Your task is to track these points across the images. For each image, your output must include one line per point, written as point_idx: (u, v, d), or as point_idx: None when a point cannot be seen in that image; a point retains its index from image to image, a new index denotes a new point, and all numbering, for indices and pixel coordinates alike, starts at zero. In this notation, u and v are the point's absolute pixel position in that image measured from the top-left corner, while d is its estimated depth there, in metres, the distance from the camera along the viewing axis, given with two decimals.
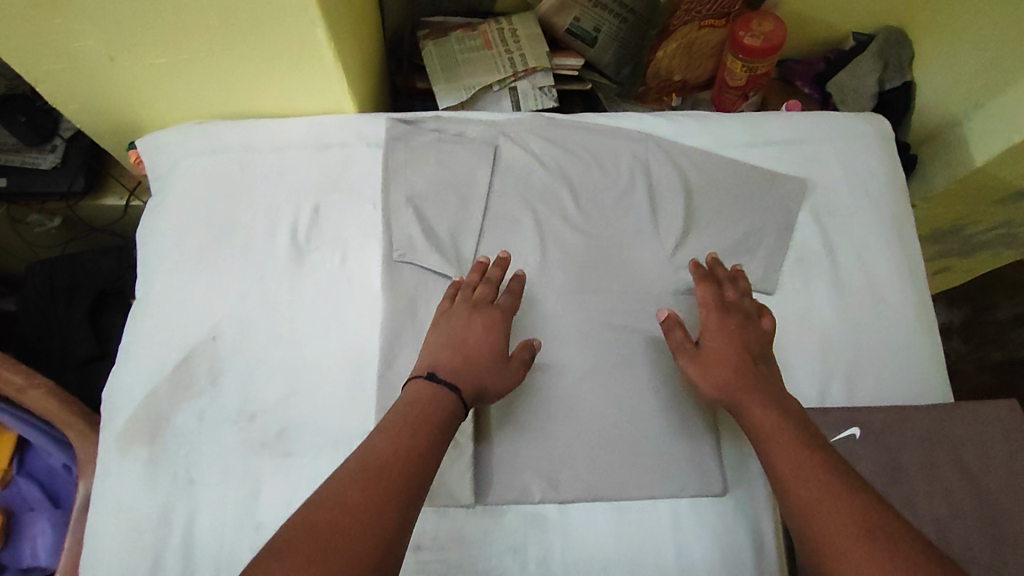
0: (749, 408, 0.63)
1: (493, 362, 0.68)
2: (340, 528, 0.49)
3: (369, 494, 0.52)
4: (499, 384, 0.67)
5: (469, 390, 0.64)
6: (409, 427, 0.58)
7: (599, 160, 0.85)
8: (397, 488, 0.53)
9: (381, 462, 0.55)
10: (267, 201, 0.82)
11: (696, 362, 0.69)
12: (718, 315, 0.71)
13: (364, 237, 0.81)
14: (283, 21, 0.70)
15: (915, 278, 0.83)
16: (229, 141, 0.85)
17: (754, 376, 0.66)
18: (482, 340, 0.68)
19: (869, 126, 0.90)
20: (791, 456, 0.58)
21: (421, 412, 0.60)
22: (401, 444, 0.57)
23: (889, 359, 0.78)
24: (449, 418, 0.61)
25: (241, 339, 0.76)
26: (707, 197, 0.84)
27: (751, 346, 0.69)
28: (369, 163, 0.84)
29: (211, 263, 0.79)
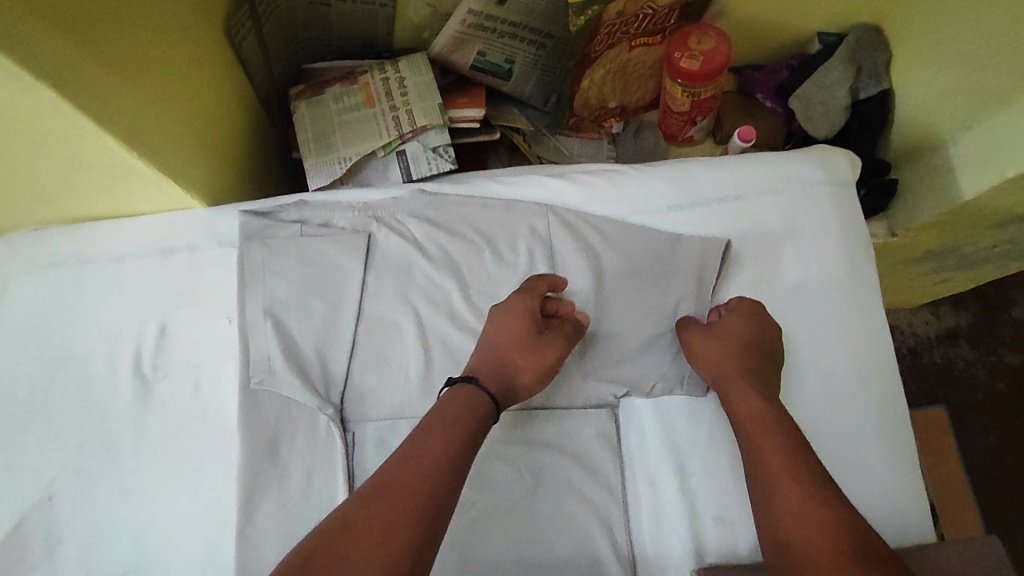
0: (747, 416, 0.59)
1: (515, 342, 0.63)
2: (359, 551, 0.44)
3: (391, 513, 0.46)
4: (529, 365, 0.62)
5: (491, 379, 0.60)
6: (440, 435, 0.53)
7: (491, 244, 0.72)
8: (418, 507, 0.47)
9: (392, 469, 0.50)
10: (107, 323, 0.70)
11: (701, 351, 0.65)
12: (738, 313, 0.66)
13: (220, 359, 0.69)
14: (60, 136, 0.56)
15: (884, 361, 0.68)
16: (60, 254, 0.72)
17: (758, 368, 0.63)
18: (505, 327, 0.64)
19: (825, 171, 0.73)
20: (784, 455, 0.55)
21: (449, 415, 0.55)
22: (429, 455, 0.51)
23: (850, 471, 0.64)
24: (474, 410, 0.56)
25: (82, 497, 0.66)
26: (621, 285, 0.70)
27: (763, 347, 0.64)
28: (223, 267, 0.72)
29: (45, 407, 0.68)
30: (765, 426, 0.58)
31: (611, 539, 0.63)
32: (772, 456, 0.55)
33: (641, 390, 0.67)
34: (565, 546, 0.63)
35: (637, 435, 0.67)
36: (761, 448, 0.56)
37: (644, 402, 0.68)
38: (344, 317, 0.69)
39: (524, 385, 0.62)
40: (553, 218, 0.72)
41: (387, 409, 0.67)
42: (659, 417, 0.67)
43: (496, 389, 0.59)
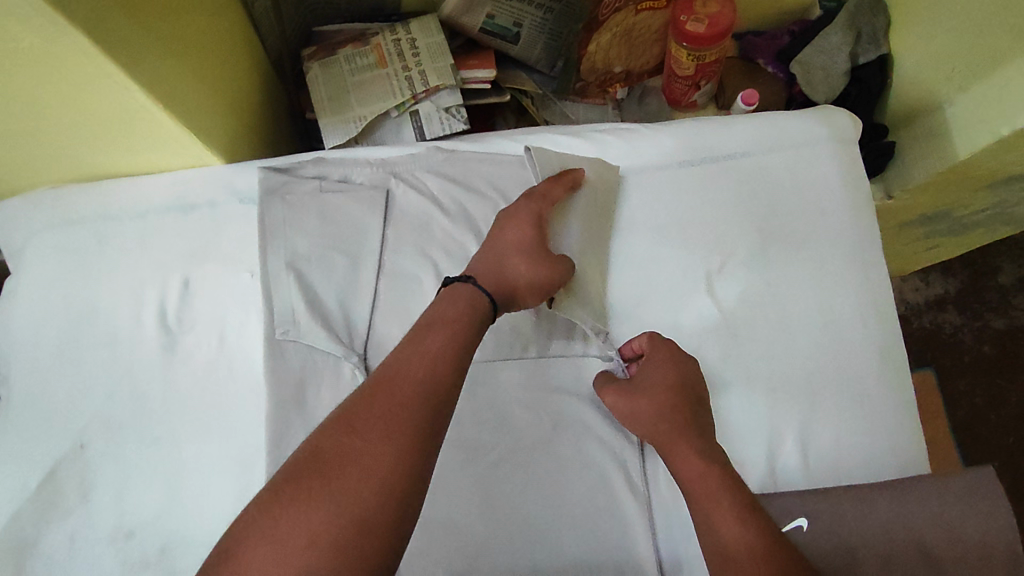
0: (683, 463, 0.59)
1: (514, 255, 0.64)
2: (358, 446, 0.47)
3: (387, 411, 0.49)
4: (530, 274, 0.63)
5: (492, 281, 0.62)
6: (436, 338, 0.55)
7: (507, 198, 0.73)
8: (413, 404, 0.50)
9: (395, 369, 0.52)
10: (130, 278, 0.72)
11: (627, 408, 0.64)
12: (657, 359, 0.66)
13: (243, 312, 0.71)
14: (88, 90, 0.57)
15: (882, 310, 0.71)
16: (80, 211, 0.73)
17: (689, 426, 0.62)
18: (511, 235, 0.65)
19: (831, 130, 0.75)
20: (731, 523, 0.54)
21: (442, 316, 0.57)
22: (424, 354, 0.53)
23: (851, 412, 0.68)
24: (473, 308, 0.58)
25: (112, 444, 0.68)
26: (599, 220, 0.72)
27: (688, 388, 0.64)
28: (243, 223, 0.73)
29: (72, 358, 0.70)
30: (702, 468, 0.58)
31: (625, 476, 0.67)
32: (714, 500, 0.56)
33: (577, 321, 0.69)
34: (583, 485, 0.66)
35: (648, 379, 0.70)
36: (702, 489, 0.57)
37: None
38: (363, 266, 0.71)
39: (521, 294, 0.63)
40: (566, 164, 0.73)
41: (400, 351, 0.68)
42: None
43: (496, 290, 0.61)
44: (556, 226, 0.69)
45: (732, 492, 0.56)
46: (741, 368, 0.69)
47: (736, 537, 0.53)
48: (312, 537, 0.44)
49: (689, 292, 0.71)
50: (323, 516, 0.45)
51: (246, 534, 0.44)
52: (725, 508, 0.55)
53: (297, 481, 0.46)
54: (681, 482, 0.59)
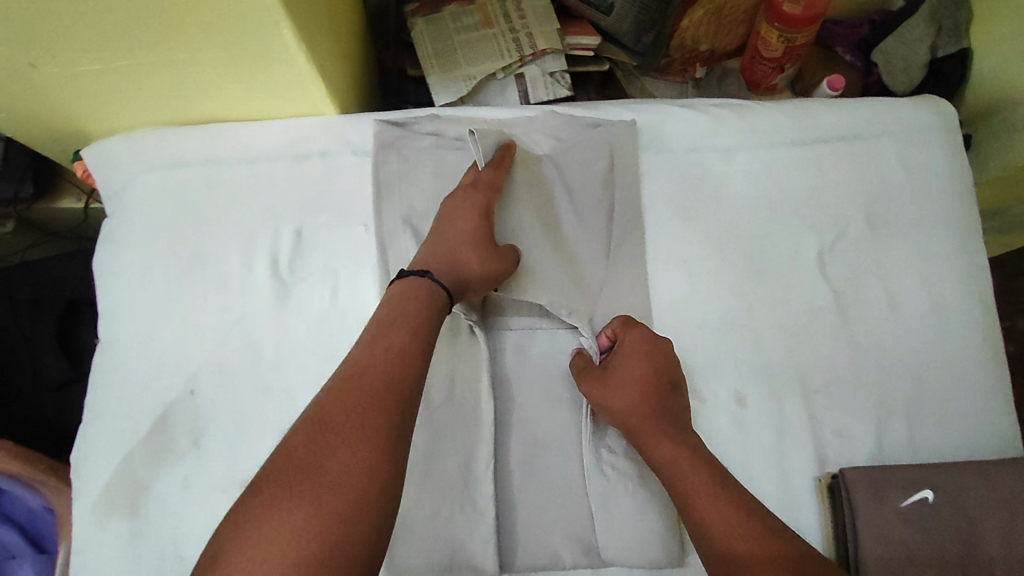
0: (658, 447, 0.61)
1: (463, 247, 0.65)
2: (335, 436, 0.50)
3: (361, 400, 0.52)
4: (481, 265, 0.64)
5: (447, 274, 0.63)
6: (396, 330, 0.57)
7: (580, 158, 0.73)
8: (383, 392, 0.53)
9: (357, 367, 0.54)
10: (240, 225, 0.70)
11: (601, 397, 0.64)
12: (630, 344, 0.65)
13: (357, 265, 0.70)
14: (239, 18, 0.56)
15: (986, 297, 0.72)
16: (191, 155, 0.72)
17: (665, 409, 0.63)
18: (458, 227, 0.66)
19: (938, 117, 0.77)
20: (708, 496, 0.57)
21: (399, 309, 0.59)
22: (385, 346, 0.56)
23: (957, 394, 0.69)
24: (428, 302, 0.60)
25: (222, 391, 0.67)
26: (579, 199, 0.72)
27: (662, 371, 0.64)
28: (357, 175, 0.72)
29: (182, 302, 0.69)
30: (672, 448, 0.60)
31: (740, 446, 0.67)
32: (686, 480, 0.59)
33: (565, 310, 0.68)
34: None
35: (761, 351, 0.70)
36: (678, 469, 0.59)
37: (769, 323, 0.70)
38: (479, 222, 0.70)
39: (476, 285, 0.64)
40: (605, 134, 0.73)
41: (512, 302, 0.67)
42: (783, 339, 0.70)
43: (450, 284, 0.63)
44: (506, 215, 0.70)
45: (702, 470, 0.59)
46: (852, 344, 0.70)
47: (712, 512, 0.57)
48: (307, 519, 0.46)
49: (802, 269, 0.72)
50: (315, 501, 0.47)
51: (236, 534, 0.46)
52: (695, 484, 0.58)
53: (282, 475, 0.48)
54: (656, 466, 0.61)
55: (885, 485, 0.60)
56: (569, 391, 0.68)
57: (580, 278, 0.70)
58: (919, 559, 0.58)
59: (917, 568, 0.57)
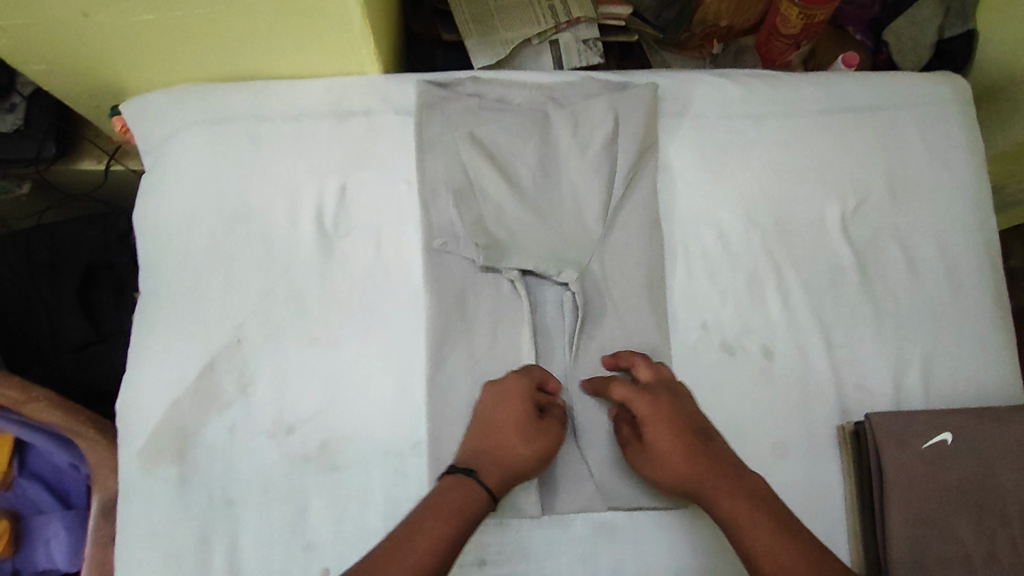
0: (716, 503, 0.58)
1: (515, 430, 0.61)
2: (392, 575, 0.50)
3: (427, 545, 0.53)
4: (534, 451, 0.61)
5: (495, 468, 0.60)
6: (467, 474, 0.59)
7: (596, 122, 0.73)
8: (446, 546, 0.54)
9: (436, 503, 0.56)
10: (285, 181, 0.72)
11: (642, 463, 0.63)
12: (640, 395, 0.63)
13: (399, 222, 0.72)
14: None
15: (995, 263, 0.77)
16: (235, 109, 0.73)
17: (711, 464, 0.59)
18: (505, 414, 0.62)
19: (955, 90, 0.80)
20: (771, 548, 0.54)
21: (447, 504, 0.56)
22: (460, 495, 0.57)
23: (966, 352, 0.73)
24: (473, 510, 0.57)
25: (268, 343, 0.68)
26: (572, 168, 0.73)
27: (688, 423, 0.62)
28: (399, 134, 0.74)
29: (228, 254, 0.70)
30: (733, 501, 0.57)
31: (768, 397, 0.71)
32: (750, 538, 0.55)
33: (548, 272, 0.70)
34: (727, 405, 0.70)
35: (786, 309, 0.73)
36: (738, 526, 0.56)
37: (795, 283, 0.74)
38: (509, 177, 0.73)
39: (527, 467, 0.61)
40: (611, 98, 0.74)
41: (549, 264, 0.70)
42: (807, 298, 0.73)
43: (501, 478, 0.60)
44: (492, 184, 0.72)
45: (768, 520, 0.56)
46: (872, 303, 0.74)
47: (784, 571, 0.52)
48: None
49: (827, 231, 0.75)
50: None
51: None
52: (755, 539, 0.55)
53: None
54: (721, 522, 0.58)
55: (909, 429, 0.63)
56: (608, 345, 0.71)
57: (607, 236, 0.72)
58: (940, 497, 0.62)
59: (937, 506, 0.62)
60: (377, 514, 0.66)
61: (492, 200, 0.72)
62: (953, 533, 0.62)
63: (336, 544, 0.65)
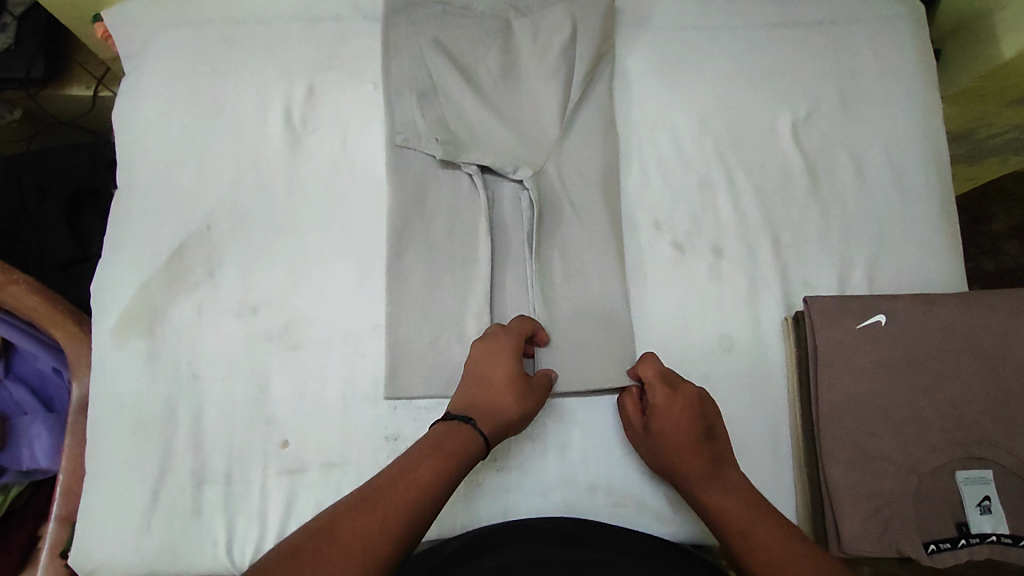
0: (708, 495, 0.61)
1: (507, 385, 0.62)
2: (339, 548, 0.46)
3: (382, 523, 0.49)
4: (523, 408, 0.62)
5: (490, 420, 0.61)
6: (430, 456, 0.56)
7: (555, 29, 0.76)
8: (417, 509, 0.51)
9: (415, 461, 0.55)
10: (256, 79, 0.74)
11: (640, 440, 0.65)
12: (664, 392, 0.64)
13: (364, 121, 0.75)
14: None
15: (944, 173, 0.79)
16: (210, 13, 0.76)
17: (701, 459, 0.62)
18: (496, 369, 0.62)
19: (905, 6, 0.83)
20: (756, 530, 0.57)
21: (446, 446, 0.57)
22: (432, 463, 0.55)
23: (913, 253, 0.76)
24: (469, 453, 0.58)
25: (236, 230, 0.71)
26: (531, 73, 0.76)
27: (699, 421, 0.63)
28: (367, 39, 0.77)
29: (200, 147, 0.73)
30: (719, 493, 0.61)
31: (719, 291, 0.73)
32: (739, 528, 0.58)
33: (504, 169, 0.72)
34: (679, 298, 0.72)
35: (738, 211, 0.76)
36: (727, 516, 0.59)
37: (747, 187, 0.76)
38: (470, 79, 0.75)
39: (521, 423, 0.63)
40: (569, 6, 0.76)
41: (506, 160, 0.72)
42: (758, 199, 0.76)
43: (491, 431, 0.60)
44: (453, 87, 0.74)
45: (751, 510, 0.59)
46: (821, 208, 0.76)
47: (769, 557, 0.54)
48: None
49: (777, 138, 0.78)
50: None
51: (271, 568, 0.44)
52: (750, 534, 0.57)
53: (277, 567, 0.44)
54: (703, 513, 0.61)
55: (843, 310, 0.67)
56: (565, 238, 0.73)
57: (565, 136, 0.75)
58: (872, 375, 0.65)
59: (869, 383, 0.65)
60: (337, 392, 0.67)
61: (453, 102, 0.74)
62: (884, 409, 0.64)
63: (297, 420, 0.66)
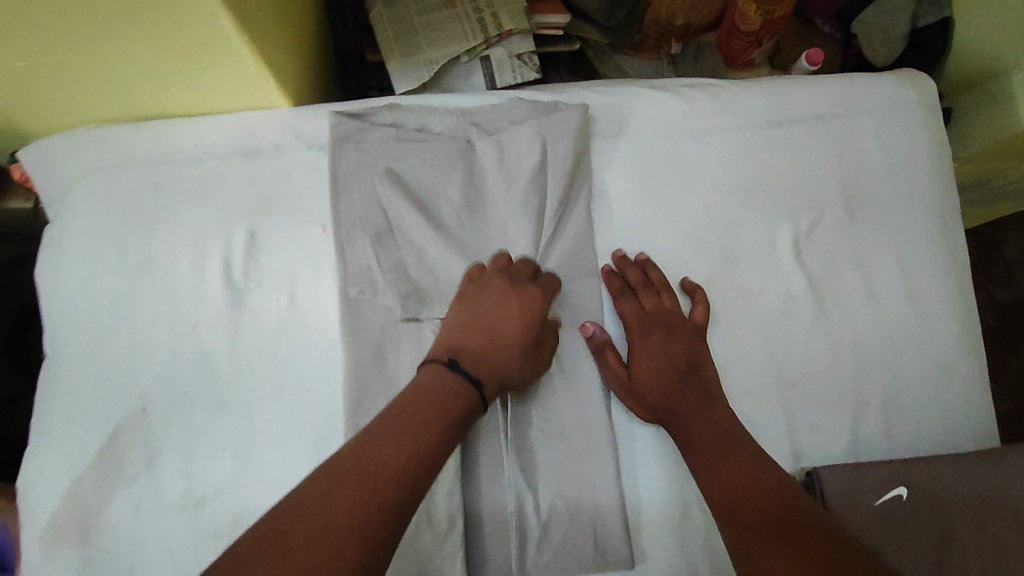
0: (682, 423, 0.61)
1: (516, 336, 0.60)
2: (292, 545, 0.41)
3: (343, 522, 0.42)
4: (522, 351, 0.60)
5: (480, 366, 0.56)
6: (412, 410, 0.51)
7: (523, 156, 0.67)
8: (407, 481, 0.47)
9: (398, 420, 0.50)
10: (191, 230, 0.66)
11: (626, 388, 0.64)
12: (642, 331, 0.65)
13: (314, 270, 0.67)
14: (175, 6, 0.50)
15: (962, 285, 0.71)
16: (133, 154, 0.67)
17: (688, 393, 0.62)
18: (511, 316, 0.60)
19: (917, 93, 0.74)
20: (720, 457, 0.57)
21: (426, 398, 0.52)
22: (416, 420, 0.50)
23: (931, 383, 0.68)
24: (465, 408, 0.53)
25: (178, 409, 0.63)
26: (499, 203, 0.68)
27: (680, 357, 0.64)
28: (311, 173, 0.68)
29: (133, 315, 0.65)
30: (696, 424, 0.60)
31: None
32: (712, 456, 0.57)
33: None
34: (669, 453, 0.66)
35: (735, 345, 0.68)
36: (703, 442, 0.59)
37: (742, 316, 0.69)
38: (429, 218, 0.66)
39: (517, 372, 0.59)
40: (538, 124, 0.68)
41: None
42: (757, 330, 0.69)
43: (492, 392, 0.57)
44: (411, 229, 0.65)
45: (725, 443, 0.58)
46: (827, 334, 0.69)
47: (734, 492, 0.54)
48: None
49: (777, 257, 0.70)
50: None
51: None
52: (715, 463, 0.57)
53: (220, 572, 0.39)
54: (682, 443, 0.60)
55: (861, 483, 0.59)
56: (544, 390, 0.66)
57: None
58: (903, 561, 0.57)
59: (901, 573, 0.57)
60: None
61: (411, 244, 0.66)
62: None
63: None
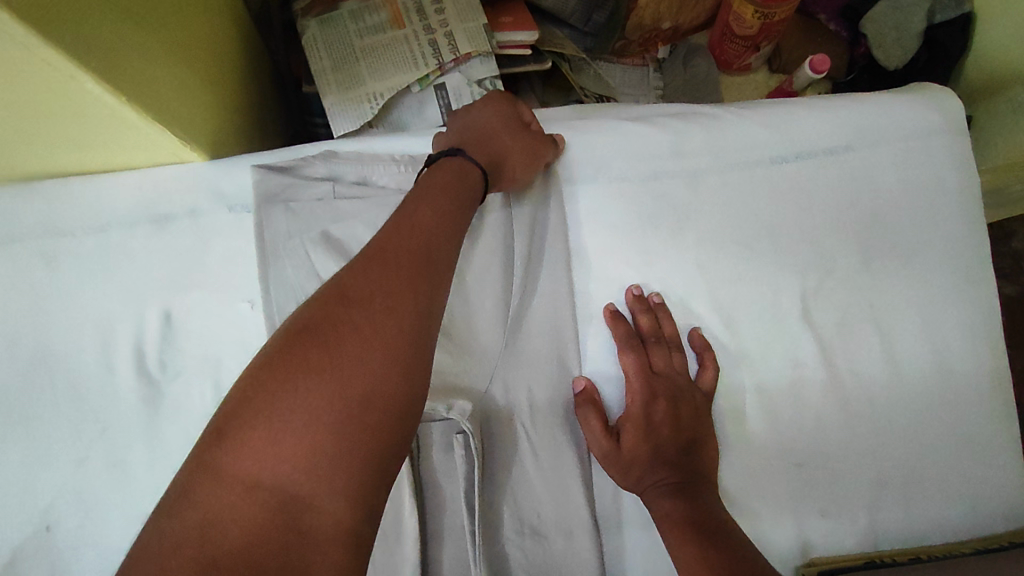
0: (661, 498, 0.52)
1: (506, 135, 0.57)
2: (297, 417, 0.35)
3: (356, 387, 0.37)
4: (519, 147, 0.57)
5: (471, 147, 0.55)
6: (401, 232, 0.45)
7: (484, 214, 0.58)
8: (404, 305, 0.41)
9: (384, 242, 0.43)
10: (94, 313, 0.56)
11: (611, 459, 0.55)
12: (644, 392, 0.56)
13: (245, 353, 0.57)
14: (20, 74, 0.38)
15: (994, 340, 0.62)
16: (19, 225, 0.56)
17: (680, 473, 0.53)
18: (492, 122, 0.58)
19: (942, 117, 0.64)
20: (692, 538, 0.49)
21: (436, 182, 0.50)
22: (405, 236, 0.44)
23: (961, 457, 0.60)
24: (463, 183, 0.51)
25: (85, 527, 0.53)
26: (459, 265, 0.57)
27: (678, 431, 0.55)
28: (235, 240, 0.59)
29: (26, 416, 0.54)
30: (675, 497, 0.52)
31: None
32: (685, 534, 0.49)
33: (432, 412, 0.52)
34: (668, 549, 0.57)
35: (737, 421, 0.59)
36: (680, 521, 0.50)
37: (749, 386, 0.59)
38: None
39: (511, 172, 0.57)
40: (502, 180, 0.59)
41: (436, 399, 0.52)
42: (765, 402, 0.59)
43: (484, 160, 0.55)
44: None
45: (700, 523, 0.50)
46: (841, 405, 0.59)
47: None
48: (231, 541, 0.32)
49: (782, 317, 0.60)
50: (252, 525, 0.33)
51: (214, 483, 0.33)
52: (685, 542, 0.49)
53: (209, 459, 0.34)
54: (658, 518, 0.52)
55: None
56: (519, 482, 0.56)
57: (508, 350, 0.57)
58: None
59: None
60: None
61: None
62: None
63: None
